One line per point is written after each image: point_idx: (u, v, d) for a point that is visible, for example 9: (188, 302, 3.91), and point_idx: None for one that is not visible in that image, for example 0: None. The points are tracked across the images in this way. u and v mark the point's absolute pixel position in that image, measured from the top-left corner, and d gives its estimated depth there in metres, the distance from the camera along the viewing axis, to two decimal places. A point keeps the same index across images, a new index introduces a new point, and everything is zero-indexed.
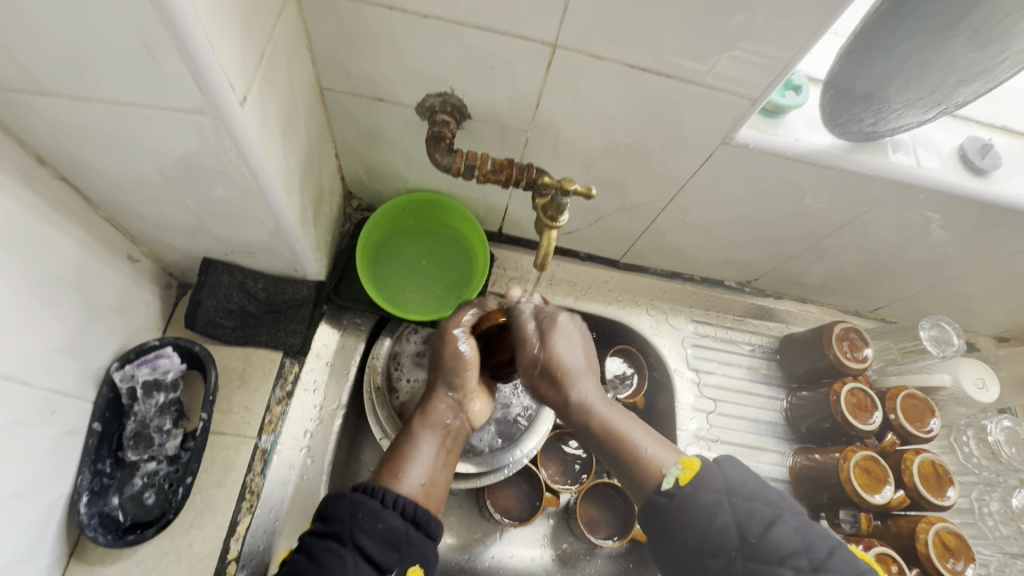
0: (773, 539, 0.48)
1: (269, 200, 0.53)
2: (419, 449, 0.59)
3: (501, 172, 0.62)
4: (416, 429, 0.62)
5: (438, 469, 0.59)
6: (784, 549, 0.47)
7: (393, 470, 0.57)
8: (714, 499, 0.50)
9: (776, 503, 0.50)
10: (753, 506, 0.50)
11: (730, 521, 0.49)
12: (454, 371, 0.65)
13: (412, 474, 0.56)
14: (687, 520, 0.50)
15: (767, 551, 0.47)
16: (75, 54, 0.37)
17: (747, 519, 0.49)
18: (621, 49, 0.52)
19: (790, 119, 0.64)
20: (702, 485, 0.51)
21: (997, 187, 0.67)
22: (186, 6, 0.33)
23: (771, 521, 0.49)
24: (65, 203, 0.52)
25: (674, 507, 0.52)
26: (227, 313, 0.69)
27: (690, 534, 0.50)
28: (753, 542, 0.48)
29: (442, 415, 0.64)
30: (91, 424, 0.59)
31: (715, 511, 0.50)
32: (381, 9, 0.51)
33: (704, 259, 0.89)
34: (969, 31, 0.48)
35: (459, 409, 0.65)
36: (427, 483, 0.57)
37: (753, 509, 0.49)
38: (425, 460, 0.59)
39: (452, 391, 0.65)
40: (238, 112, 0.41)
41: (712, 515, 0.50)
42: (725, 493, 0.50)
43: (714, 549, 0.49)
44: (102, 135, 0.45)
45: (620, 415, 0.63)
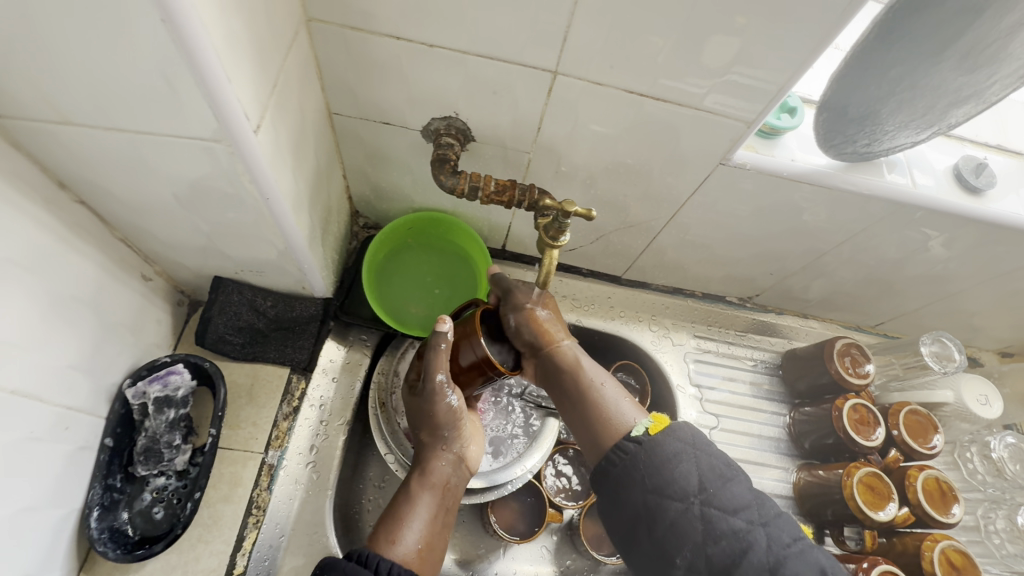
0: (729, 492, 0.55)
1: (279, 221, 0.54)
2: (416, 511, 0.59)
3: (504, 192, 0.64)
4: (414, 487, 0.62)
5: (436, 531, 0.60)
6: (738, 502, 0.54)
7: (388, 533, 0.57)
8: (681, 448, 0.57)
9: (732, 466, 0.58)
10: (716, 463, 0.57)
11: (693, 469, 0.56)
12: (448, 427, 0.63)
13: (407, 539, 0.57)
14: (656, 462, 0.57)
15: (723, 499, 0.54)
16: (101, 90, 0.39)
17: (708, 472, 0.56)
18: (619, 75, 0.54)
19: (786, 140, 0.66)
20: (670, 435, 0.58)
21: (993, 206, 0.68)
22: (206, 42, 0.35)
23: (728, 477, 0.56)
24: (85, 225, 0.54)
25: (645, 452, 0.58)
26: (236, 330, 0.70)
27: (656, 475, 0.56)
28: (712, 491, 0.55)
29: (442, 472, 0.64)
30: (103, 440, 0.60)
31: (681, 458, 0.56)
32: (388, 39, 0.53)
33: (705, 276, 0.90)
34: (956, 57, 0.49)
35: (458, 462, 0.65)
36: (423, 547, 0.57)
37: (713, 465, 0.57)
38: (421, 523, 0.59)
39: (449, 446, 0.65)
40: (252, 139, 0.43)
41: (677, 460, 0.56)
42: (689, 445, 0.58)
43: (676, 493, 0.55)
44: (122, 163, 0.47)
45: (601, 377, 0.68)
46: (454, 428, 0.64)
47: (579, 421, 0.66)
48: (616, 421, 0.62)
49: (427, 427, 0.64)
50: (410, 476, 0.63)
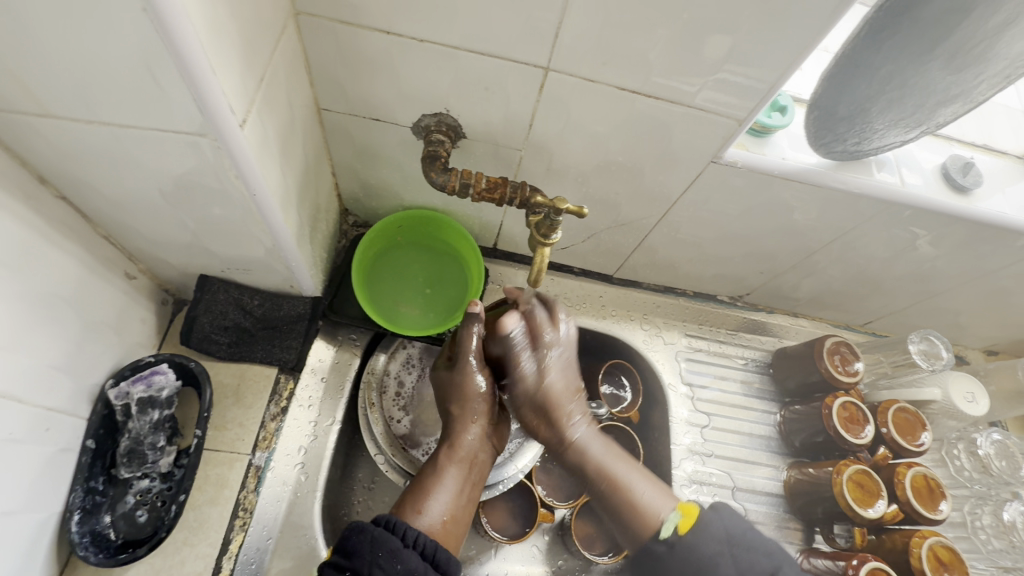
0: None
1: (266, 218, 0.53)
2: (442, 484, 0.59)
3: (495, 189, 0.63)
4: (441, 461, 0.62)
5: (460, 506, 0.59)
6: None
7: (414, 503, 0.57)
8: (716, 549, 0.53)
9: (774, 554, 0.53)
10: (754, 558, 0.52)
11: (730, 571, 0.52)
12: (477, 403, 0.65)
13: (432, 509, 0.57)
14: (689, 568, 0.53)
15: None
16: (80, 82, 0.38)
17: (748, 570, 0.51)
18: (611, 72, 0.54)
19: (777, 138, 0.66)
20: (704, 533, 0.55)
21: (979, 205, 0.68)
22: (188, 33, 0.34)
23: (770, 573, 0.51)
24: (66, 221, 0.52)
25: (676, 556, 0.55)
26: (223, 329, 0.69)
27: None
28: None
29: (469, 448, 0.63)
30: (85, 441, 0.58)
31: (717, 560, 0.52)
32: (378, 34, 0.53)
33: (696, 275, 0.90)
34: (945, 56, 0.49)
35: (485, 440, 0.65)
36: (448, 518, 0.57)
37: (753, 561, 0.52)
38: (447, 496, 0.59)
39: (479, 420, 0.65)
40: (238, 134, 0.42)
41: (713, 564, 0.52)
42: (726, 544, 0.53)
43: None
44: (103, 156, 0.45)
45: (616, 460, 0.64)
46: (484, 404, 0.65)
47: (612, 514, 0.62)
48: (643, 515, 0.58)
49: (456, 399, 0.65)
50: (437, 451, 0.63)
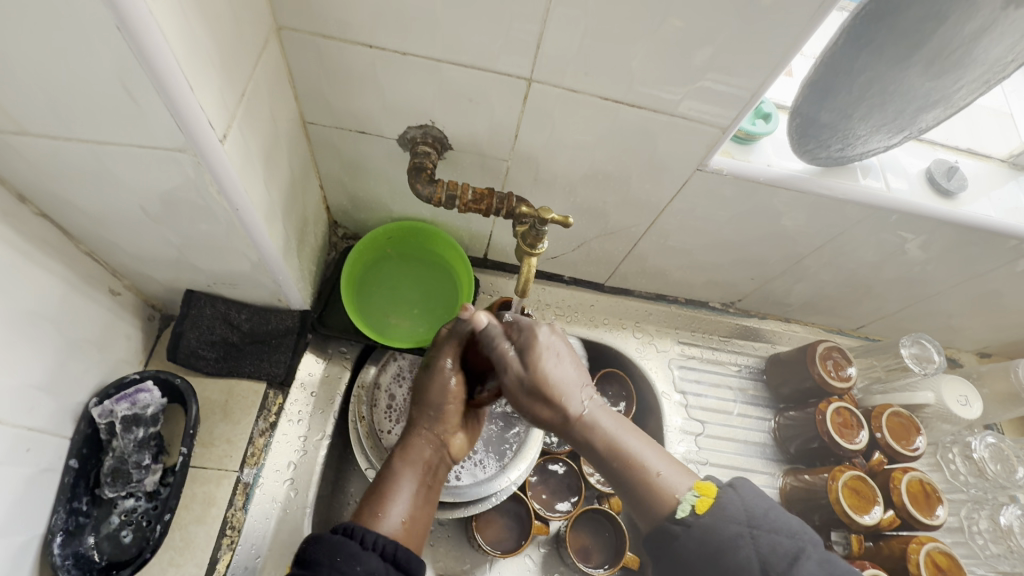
0: None
1: (250, 232, 0.53)
2: (401, 485, 0.57)
3: (482, 201, 0.63)
4: (396, 463, 0.59)
5: (421, 506, 0.57)
6: None
7: (373, 508, 0.54)
8: (736, 530, 0.45)
9: (798, 534, 0.45)
10: (776, 539, 0.45)
11: (752, 556, 0.44)
12: (439, 407, 0.61)
13: (391, 513, 0.54)
14: (706, 553, 0.45)
15: None
16: (56, 100, 0.37)
17: (771, 555, 0.44)
18: (594, 83, 0.54)
19: (762, 145, 0.66)
20: (722, 516, 0.46)
21: (965, 209, 0.69)
22: (165, 50, 0.34)
23: (795, 557, 0.44)
24: (47, 239, 0.52)
25: (694, 537, 0.46)
26: (209, 344, 0.68)
27: (707, 568, 0.45)
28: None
29: (423, 450, 0.61)
30: (68, 461, 0.57)
31: (738, 544, 0.45)
32: (360, 47, 0.53)
33: (688, 282, 0.90)
34: (922, 63, 0.50)
35: (440, 443, 0.62)
36: (409, 520, 0.54)
37: (776, 543, 0.44)
38: (407, 497, 0.56)
39: (435, 425, 0.62)
40: (218, 148, 0.42)
41: (733, 549, 0.45)
42: (747, 524, 0.46)
43: None
44: (81, 173, 0.45)
45: (627, 430, 0.55)
46: (447, 410, 0.61)
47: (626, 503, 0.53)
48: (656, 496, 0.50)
49: (417, 400, 0.63)
50: (392, 453, 0.61)
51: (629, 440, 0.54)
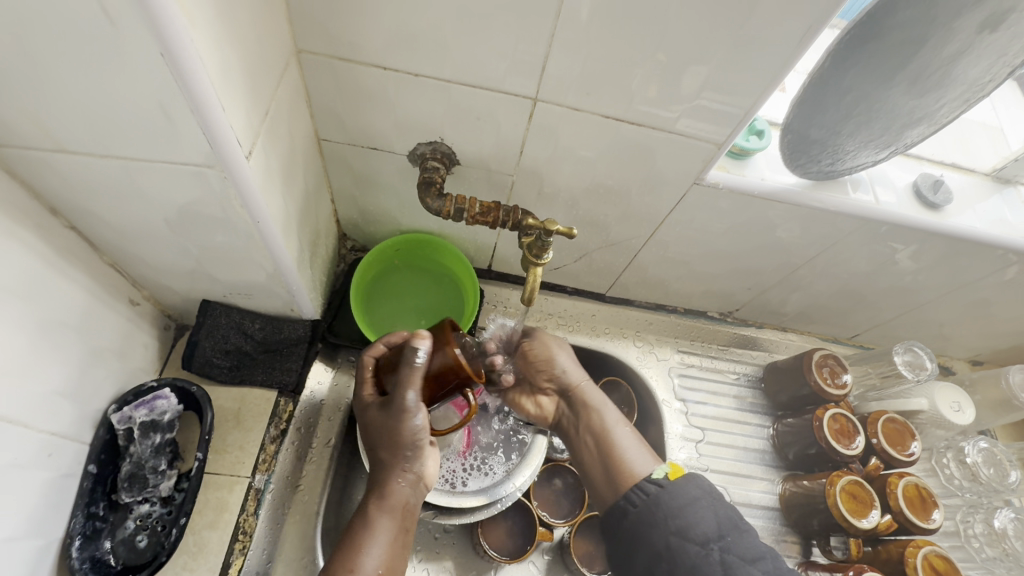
0: (747, 542, 0.55)
1: (268, 244, 0.55)
2: (376, 536, 0.51)
3: (489, 213, 0.66)
4: (370, 511, 0.53)
5: (398, 555, 0.51)
6: (755, 553, 0.54)
7: (343, 564, 0.48)
8: (698, 493, 0.59)
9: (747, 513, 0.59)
10: (732, 509, 0.58)
11: (711, 517, 0.57)
12: (412, 448, 0.54)
13: (366, 566, 0.48)
14: (673, 508, 0.58)
15: (741, 549, 0.54)
16: (96, 120, 0.40)
17: (726, 522, 0.57)
18: (596, 102, 0.57)
19: (756, 160, 0.69)
20: (690, 483, 0.60)
21: (951, 220, 0.72)
22: (203, 75, 0.37)
23: (746, 530, 0.56)
24: (75, 251, 0.54)
25: (665, 495, 0.59)
26: (224, 353, 0.70)
27: (675, 520, 0.57)
28: (730, 540, 0.55)
29: (401, 494, 0.54)
30: (87, 466, 0.59)
31: (700, 504, 0.58)
32: (374, 69, 0.56)
33: (686, 292, 0.93)
34: (904, 82, 0.53)
35: (419, 483, 0.56)
36: (386, 573, 0.49)
37: (732, 516, 0.57)
38: (382, 547, 0.50)
39: (411, 465, 0.55)
40: (244, 164, 0.45)
41: (696, 506, 0.58)
42: (709, 494, 0.60)
43: (695, 537, 0.55)
44: (113, 188, 0.48)
45: (617, 425, 0.70)
46: (421, 448, 0.55)
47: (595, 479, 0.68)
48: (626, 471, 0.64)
49: (383, 443, 0.55)
50: (365, 499, 0.54)
51: (608, 419, 0.70)
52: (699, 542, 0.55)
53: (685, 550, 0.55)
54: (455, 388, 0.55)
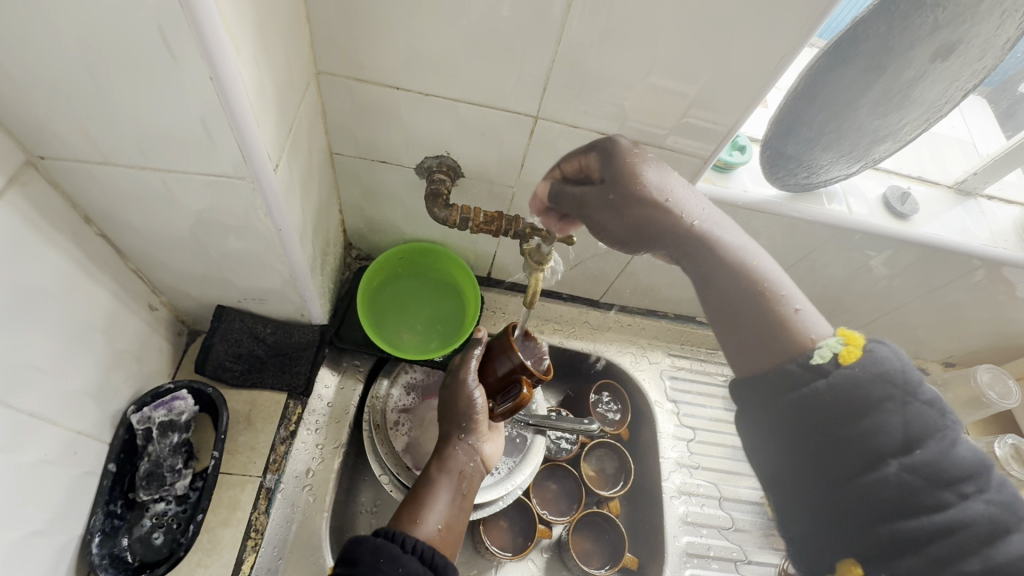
0: (955, 457, 0.43)
1: (287, 250, 0.59)
2: (438, 495, 0.62)
3: (492, 222, 0.70)
4: (434, 473, 0.64)
5: (455, 515, 0.62)
6: (964, 470, 0.42)
7: (411, 515, 0.59)
8: (887, 389, 0.45)
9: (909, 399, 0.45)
10: (927, 410, 0.44)
11: (895, 421, 0.44)
12: (467, 421, 0.66)
13: (429, 519, 0.59)
14: (852, 393, 0.45)
15: (935, 465, 0.42)
16: (140, 135, 0.44)
17: (919, 432, 0.43)
18: (591, 120, 0.62)
19: (739, 173, 0.74)
20: (868, 362, 0.46)
21: (916, 228, 0.77)
22: (244, 96, 0.41)
23: (952, 441, 0.44)
24: (103, 257, 0.57)
25: (835, 386, 0.46)
26: (236, 357, 0.73)
27: (858, 402, 0.45)
28: (920, 452, 0.43)
29: (458, 460, 0.66)
30: (106, 465, 0.61)
31: (887, 404, 0.44)
32: (388, 89, 0.60)
33: (676, 298, 0.97)
34: (871, 104, 0.59)
35: (474, 452, 0.67)
36: (444, 528, 0.59)
37: (927, 421, 0.44)
38: (443, 506, 0.61)
39: (466, 435, 0.67)
40: (271, 176, 0.49)
41: (882, 406, 0.44)
42: (895, 387, 0.45)
43: (865, 434, 0.44)
44: (146, 197, 0.51)
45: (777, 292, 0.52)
46: (475, 423, 0.66)
47: (749, 337, 0.51)
48: (796, 333, 0.49)
49: (447, 416, 0.68)
50: (430, 464, 0.66)
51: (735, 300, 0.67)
52: (873, 454, 0.44)
53: (850, 457, 0.45)
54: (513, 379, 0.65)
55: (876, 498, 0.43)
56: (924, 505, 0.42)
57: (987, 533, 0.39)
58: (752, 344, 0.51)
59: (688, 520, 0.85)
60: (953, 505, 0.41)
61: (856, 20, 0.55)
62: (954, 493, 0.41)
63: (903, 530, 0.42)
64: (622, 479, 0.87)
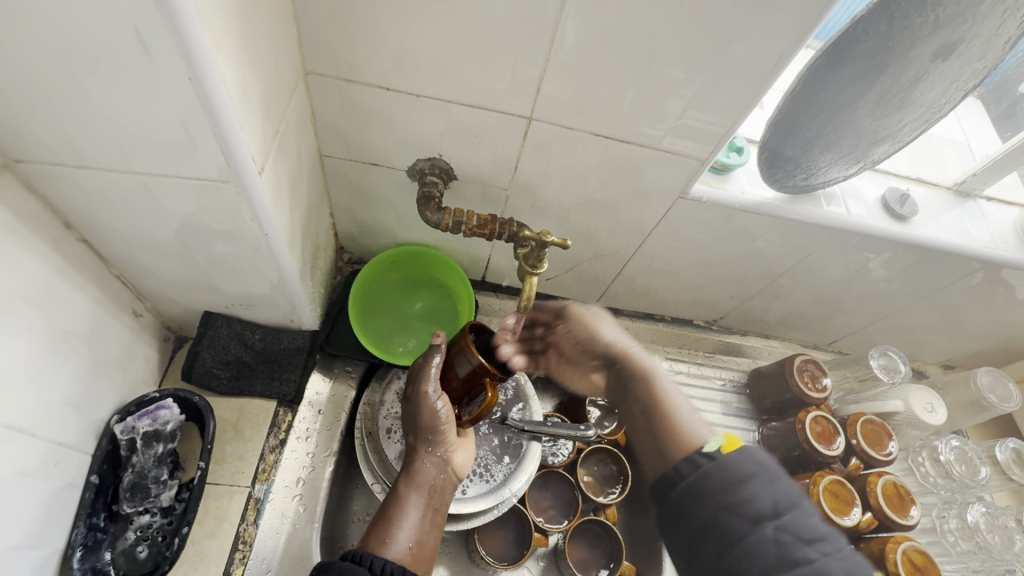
0: (811, 522, 0.52)
1: (274, 256, 0.57)
2: (407, 512, 0.63)
3: (485, 226, 0.69)
4: (403, 489, 0.65)
5: (426, 529, 0.63)
6: (814, 532, 0.51)
7: (382, 534, 0.61)
8: (751, 469, 0.55)
9: (760, 474, 0.55)
10: (742, 489, 0.53)
11: (767, 492, 0.53)
12: (432, 433, 0.66)
13: (400, 538, 0.60)
14: (729, 477, 0.54)
15: (796, 526, 0.51)
16: (119, 137, 0.42)
17: (781, 501, 0.53)
18: (587, 121, 0.61)
19: (736, 175, 0.73)
20: (744, 456, 0.56)
21: (915, 230, 0.76)
22: (225, 98, 0.39)
23: (795, 504, 0.53)
24: (85, 263, 0.56)
25: (719, 467, 0.55)
26: (224, 363, 0.71)
27: (727, 476, 0.54)
28: (787, 517, 0.52)
29: (428, 474, 0.66)
30: (88, 477, 0.59)
31: (751, 479, 0.54)
32: (378, 90, 0.59)
33: (673, 301, 0.96)
34: (870, 104, 0.59)
35: (443, 464, 0.68)
36: (415, 544, 0.61)
37: (785, 490, 0.54)
38: (414, 521, 0.62)
39: (433, 448, 0.67)
40: (257, 180, 0.47)
41: (748, 482, 0.54)
42: (759, 467, 0.55)
43: (739, 502, 0.53)
44: (128, 201, 0.49)
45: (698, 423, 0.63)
46: (440, 435, 0.66)
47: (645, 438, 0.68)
48: (688, 439, 0.60)
49: (412, 428, 0.68)
50: (399, 479, 0.66)
51: (661, 388, 0.72)
52: (754, 519, 0.52)
53: (730, 521, 0.52)
54: (476, 384, 0.63)
55: (760, 561, 0.50)
56: (796, 561, 0.49)
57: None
58: (649, 446, 0.66)
59: None
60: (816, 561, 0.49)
61: (855, 19, 0.54)
62: (815, 550, 0.50)
63: None
64: (619, 486, 0.85)
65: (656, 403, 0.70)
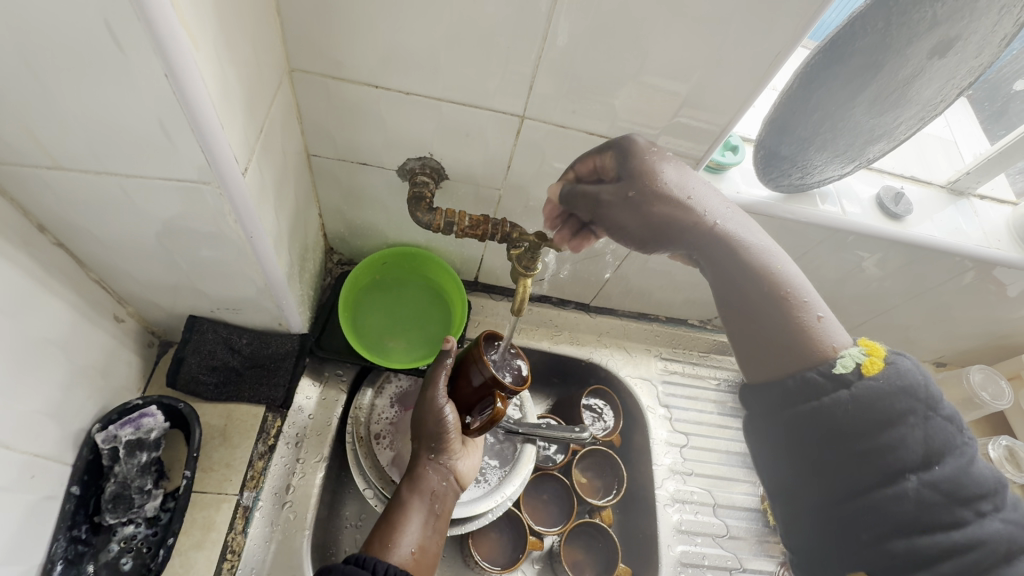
0: (964, 475, 0.45)
1: (260, 258, 0.56)
2: (410, 516, 0.61)
3: (478, 227, 0.67)
4: (405, 494, 0.63)
5: (430, 535, 0.62)
6: (975, 483, 0.44)
7: (384, 539, 0.59)
8: (913, 403, 0.46)
9: (907, 413, 0.46)
10: (889, 425, 0.46)
11: (926, 436, 0.45)
12: (438, 439, 0.65)
13: (402, 542, 0.58)
14: (865, 413, 0.46)
15: (945, 481, 0.44)
16: (93, 137, 0.40)
17: (934, 447, 0.45)
18: (580, 119, 0.60)
19: (732, 175, 0.72)
20: (896, 375, 0.47)
21: (909, 229, 0.76)
22: (204, 95, 0.37)
23: (941, 449, 0.45)
24: (61, 267, 0.54)
25: (859, 397, 0.47)
26: (210, 369, 0.70)
27: (850, 419, 0.47)
28: (938, 468, 0.45)
29: (431, 480, 0.65)
30: (69, 488, 0.58)
31: (903, 421, 0.46)
32: (366, 87, 0.57)
33: (667, 301, 0.95)
34: (868, 101, 0.58)
35: (447, 471, 0.66)
36: (418, 550, 0.59)
37: (931, 432, 0.46)
38: (417, 526, 0.61)
39: (436, 453, 0.65)
40: (240, 179, 0.45)
41: (896, 423, 0.46)
42: (920, 401, 0.46)
43: (893, 446, 0.45)
44: (105, 204, 0.48)
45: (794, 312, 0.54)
46: (445, 441, 0.65)
47: (766, 353, 0.55)
48: (816, 345, 0.51)
49: (417, 433, 0.67)
50: (401, 484, 0.65)
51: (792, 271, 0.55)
52: (894, 470, 0.45)
53: (864, 471, 0.47)
54: (490, 393, 0.62)
55: (891, 515, 0.45)
56: (942, 522, 0.44)
57: (1001, 547, 0.42)
58: (764, 351, 0.55)
59: (682, 528, 0.83)
60: (970, 523, 0.43)
61: (854, 16, 0.53)
62: (970, 510, 0.44)
63: (917, 543, 0.44)
64: (613, 489, 0.84)
65: (785, 310, 0.53)
